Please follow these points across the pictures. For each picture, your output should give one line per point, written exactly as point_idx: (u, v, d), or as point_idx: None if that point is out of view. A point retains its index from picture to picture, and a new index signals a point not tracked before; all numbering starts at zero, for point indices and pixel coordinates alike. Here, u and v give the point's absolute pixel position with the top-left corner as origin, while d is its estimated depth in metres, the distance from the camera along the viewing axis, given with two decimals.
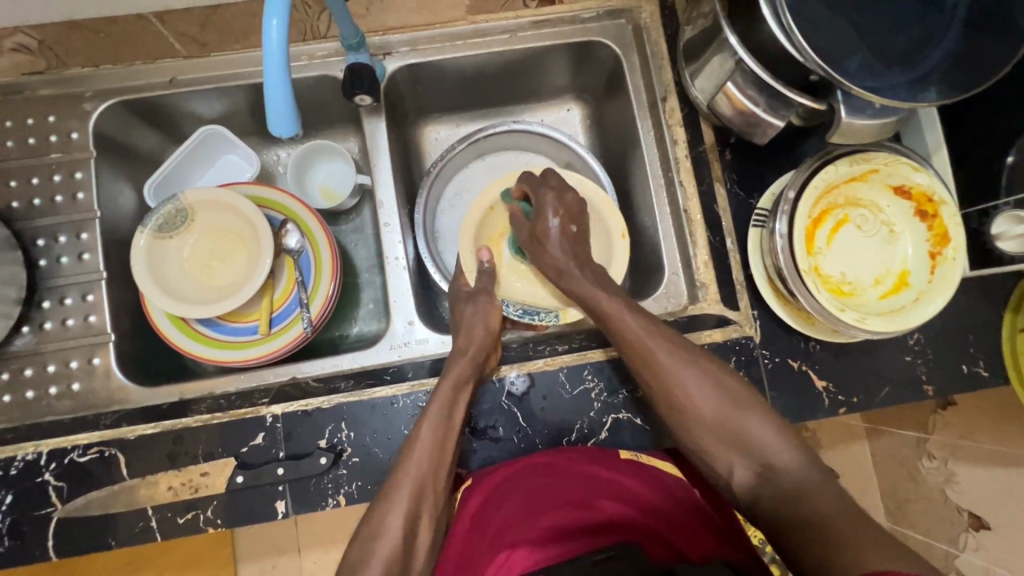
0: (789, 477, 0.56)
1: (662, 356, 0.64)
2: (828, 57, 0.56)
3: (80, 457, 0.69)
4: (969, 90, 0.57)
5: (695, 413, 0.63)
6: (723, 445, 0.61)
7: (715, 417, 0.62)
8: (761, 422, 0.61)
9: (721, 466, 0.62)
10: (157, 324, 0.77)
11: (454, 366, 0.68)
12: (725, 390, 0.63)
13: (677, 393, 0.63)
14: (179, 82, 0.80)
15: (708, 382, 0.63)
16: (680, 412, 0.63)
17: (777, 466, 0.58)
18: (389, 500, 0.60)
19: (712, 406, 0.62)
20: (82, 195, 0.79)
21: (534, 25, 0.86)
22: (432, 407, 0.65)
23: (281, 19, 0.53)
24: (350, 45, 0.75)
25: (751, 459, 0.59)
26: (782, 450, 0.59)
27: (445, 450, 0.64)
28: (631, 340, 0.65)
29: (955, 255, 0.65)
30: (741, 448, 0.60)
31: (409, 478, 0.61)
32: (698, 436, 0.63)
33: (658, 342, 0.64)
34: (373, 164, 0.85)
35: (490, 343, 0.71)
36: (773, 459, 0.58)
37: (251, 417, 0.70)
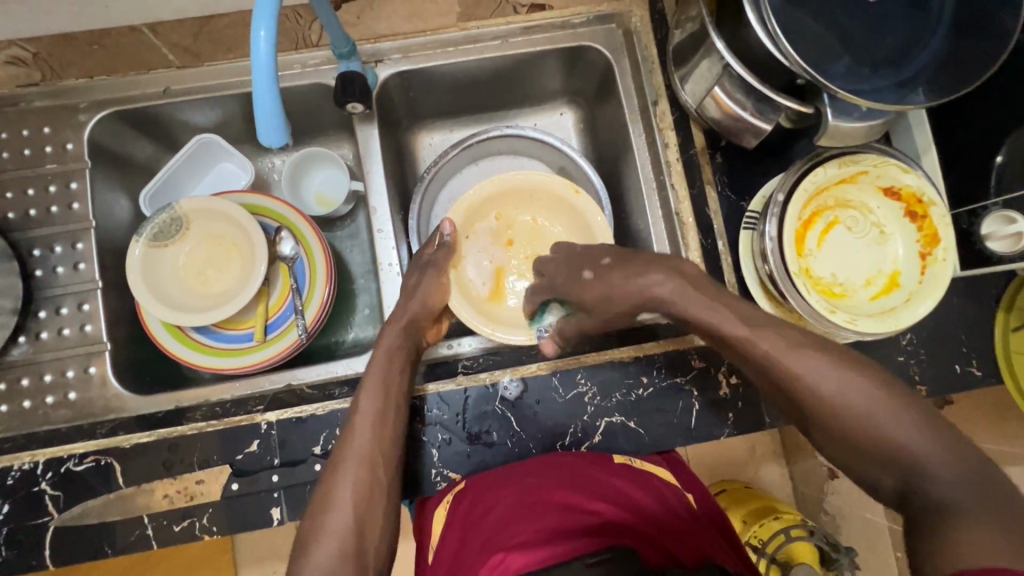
0: (941, 488, 0.47)
1: (777, 356, 0.58)
2: (814, 62, 0.56)
3: (76, 466, 0.69)
4: (954, 92, 0.57)
5: (829, 418, 0.54)
6: (868, 457, 0.52)
7: (856, 421, 0.53)
8: (914, 433, 0.50)
9: (870, 478, 0.53)
10: (154, 334, 0.78)
11: (383, 338, 0.70)
12: (866, 393, 0.53)
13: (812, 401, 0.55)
14: (172, 92, 0.81)
15: (842, 380, 0.55)
16: (807, 416, 0.56)
17: (930, 476, 0.48)
18: (337, 471, 0.61)
19: (852, 407, 0.53)
20: (78, 205, 0.79)
21: (524, 31, 0.86)
22: (370, 380, 0.67)
23: (269, 29, 0.54)
24: (341, 54, 0.75)
25: (898, 470, 0.50)
26: (939, 457, 0.48)
27: (390, 417, 0.65)
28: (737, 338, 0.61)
29: (945, 256, 0.66)
30: (883, 457, 0.51)
31: (355, 448, 0.62)
32: (838, 449, 0.54)
33: (768, 340, 0.59)
34: (366, 171, 0.85)
35: (427, 311, 0.74)
36: (928, 467, 0.48)
37: (246, 424, 0.70)
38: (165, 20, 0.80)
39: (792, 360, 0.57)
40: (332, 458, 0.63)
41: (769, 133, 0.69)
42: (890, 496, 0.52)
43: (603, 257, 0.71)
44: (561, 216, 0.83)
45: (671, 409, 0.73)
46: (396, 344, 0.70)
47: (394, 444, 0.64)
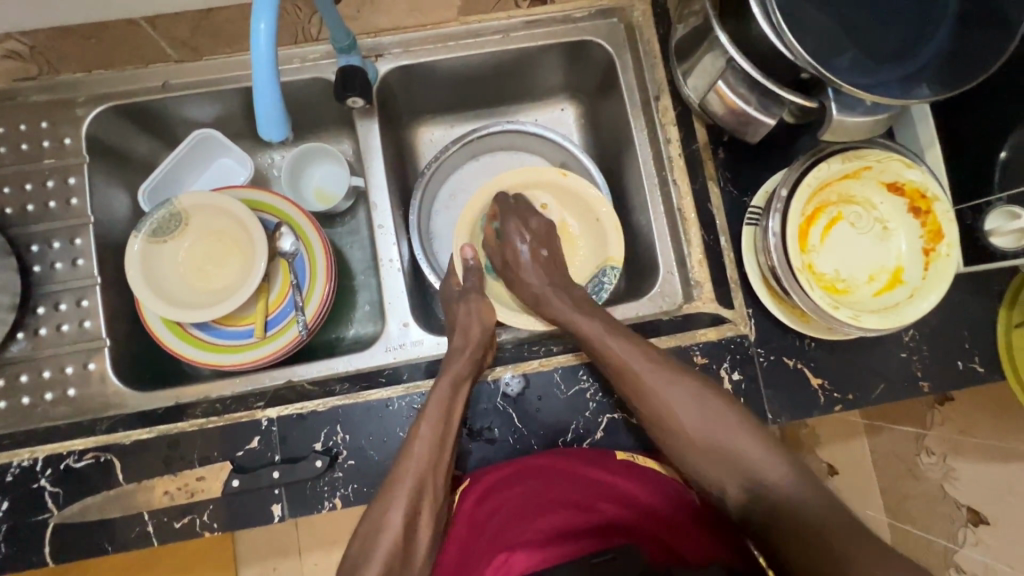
0: (780, 494, 0.58)
1: (647, 378, 0.66)
2: (817, 55, 0.56)
3: (76, 463, 0.69)
4: (960, 86, 0.56)
5: (681, 433, 0.64)
6: (717, 465, 0.62)
7: (703, 438, 0.63)
8: (748, 441, 0.62)
9: (713, 485, 0.63)
10: (165, 339, 0.77)
11: (452, 365, 0.69)
12: (709, 408, 0.64)
13: (663, 413, 0.65)
14: (171, 86, 0.81)
15: (694, 401, 0.65)
16: (670, 431, 0.65)
17: (765, 481, 0.59)
18: (389, 496, 0.61)
19: (698, 425, 0.64)
20: (76, 201, 0.79)
21: (525, 25, 0.86)
22: (432, 404, 0.67)
23: (269, 22, 0.53)
24: (341, 48, 0.75)
25: (737, 475, 0.61)
26: (771, 465, 0.60)
27: (446, 447, 0.65)
28: (618, 362, 0.66)
29: (949, 251, 0.65)
30: (728, 467, 0.62)
31: (409, 474, 0.62)
32: (687, 456, 0.64)
33: (641, 363, 0.66)
34: (367, 166, 0.85)
35: (487, 341, 0.73)
36: (764, 477, 0.60)
37: (246, 421, 0.70)
38: (161, 13, 0.78)
39: (657, 382, 0.65)
40: (387, 485, 0.63)
41: (772, 128, 0.69)
42: (733, 503, 0.61)
43: (544, 248, 0.79)
44: (568, 206, 0.84)
45: None
46: (464, 374, 0.69)
47: (442, 475, 0.64)
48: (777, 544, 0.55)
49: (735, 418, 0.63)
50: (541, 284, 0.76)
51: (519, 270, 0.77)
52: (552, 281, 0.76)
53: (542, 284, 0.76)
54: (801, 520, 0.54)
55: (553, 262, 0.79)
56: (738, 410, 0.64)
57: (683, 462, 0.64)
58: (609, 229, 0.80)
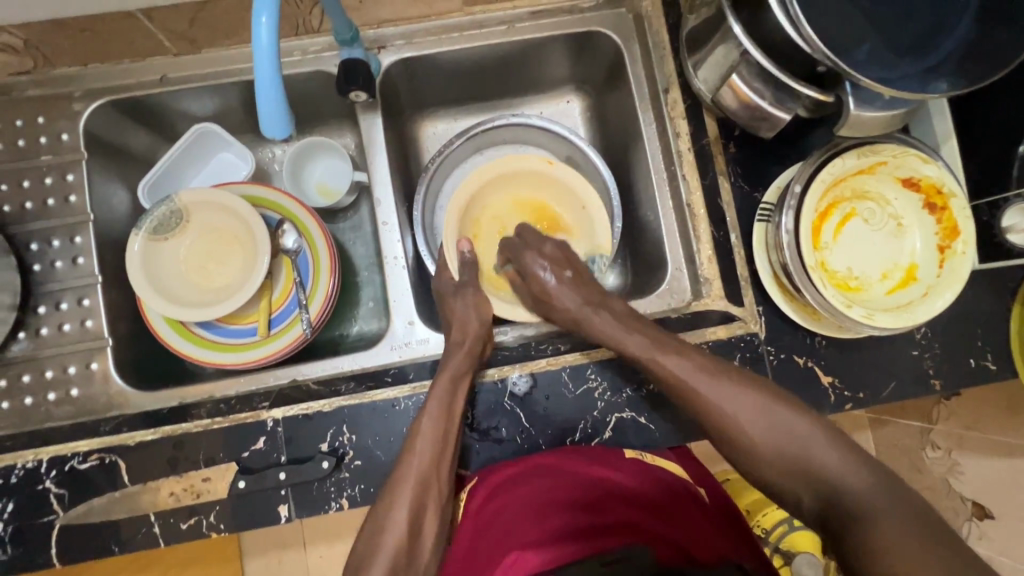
0: (860, 499, 0.53)
1: (705, 395, 0.62)
2: (836, 48, 0.54)
3: (81, 464, 0.68)
4: (983, 79, 0.55)
5: (750, 449, 0.60)
6: (792, 479, 0.58)
7: (773, 449, 0.59)
8: (824, 447, 0.57)
9: (791, 498, 0.58)
10: (170, 342, 0.77)
11: (451, 361, 0.68)
12: (776, 414, 0.60)
13: (724, 424, 0.61)
14: (170, 79, 0.79)
15: (759, 413, 0.60)
16: (743, 448, 0.60)
17: (848, 492, 0.54)
18: (393, 496, 0.61)
19: (766, 435, 0.59)
20: (75, 198, 0.77)
21: (531, 16, 0.84)
22: (432, 403, 0.65)
23: (271, 16, 0.51)
24: (343, 40, 0.72)
25: (814, 486, 0.56)
26: (848, 467, 0.55)
27: (447, 447, 0.64)
28: (673, 378, 0.64)
29: (965, 249, 0.64)
30: (804, 476, 0.57)
31: (413, 474, 0.62)
32: (758, 468, 0.60)
33: (698, 380, 0.63)
34: (370, 161, 0.83)
35: (485, 335, 0.72)
36: (848, 484, 0.54)
37: (252, 421, 0.69)
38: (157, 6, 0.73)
39: (718, 399, 0.62)
40: (390, 483, 0.62)
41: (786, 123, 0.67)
42: (813, 514, 0.57)
43: (568, 270, 0.76)
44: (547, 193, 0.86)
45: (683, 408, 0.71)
46: (459, 372, 0.67)
47: (445, 473, 0.64)
48: (846, 552, 0.52)
49: (799, 429, 0.59)
50: (580, 306, 0.73)
51: (552, 299, 0.74)
52: (591, 301, 0.73)
53: (580, 306, 0.73)
54: (864, 519, 0.52)
55: (580, 285, 0.75)
56: (809, 416, 0.60)
57: (760, 479, 0.60)
58: (597, 217, 0.83)
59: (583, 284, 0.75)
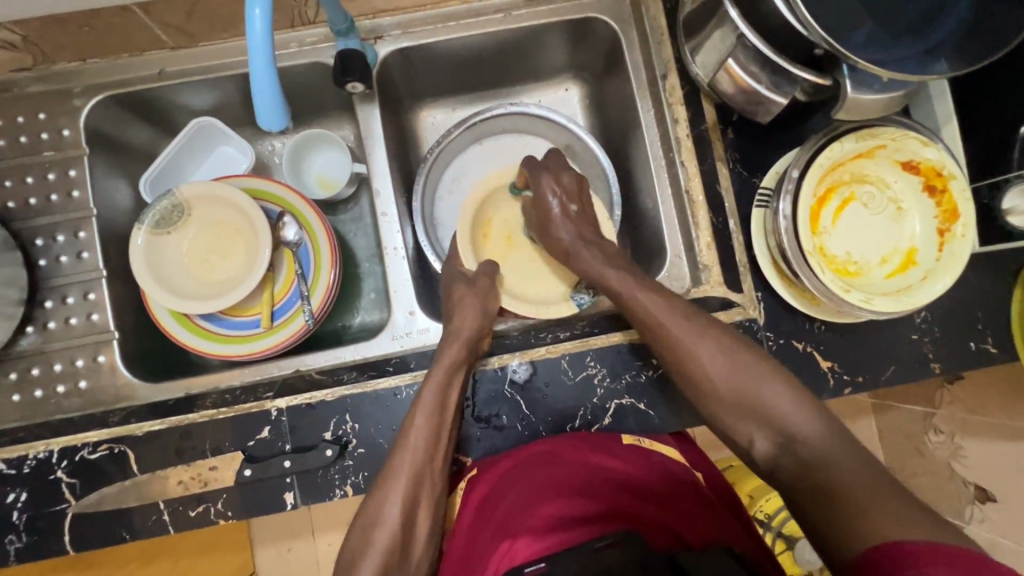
0: (809, 449, 0.54)
1: (677, 334, 0.64)
2: (833, 30, 0.53)
3: (90, 454, 0.69)
4: (986, 58, 0.54)
5: (711, 386, 0.62)
6: (740, 417, 0.60)
7: (732, 388, 0.61)
8: (778, 392, 0.59)
9: (745, 436, 0.60)
10: (176, 335, 0.79)
11: (447, 350, 0.69)
12: (741, 359, 0.62)
13: (689, 365, 0.64)
14: (168, 73, 0.79)
15: (724, 355, 0.62)
16: (693, 378, 0.64)
17: (799, 437, 0.55)
18: (385, 490, 0.62)
19: (727, 375, 0.61)
20: (78, 193, 0.78)
21: (528, 3, 0.83)
22: (428, 388, 0.66)
23: (264, 8, 0.51)
24: (339, 31, 0.72)
25: (767, 428, 0.58)
26: (802, 417, 0.56)
27: (443, 434, 0.65)
28: (647, 317, 0.66)
29: (964, 232, 0.64)
30: (759, 417, 0.59)
31: (406, 467, 0.62)
32: (716, 408, 0.62)
33: (671, 319, 0.65)
34: (368, 151, 0.83)
35: (485, 325, 0.73)
36: (794, 427, 0.56)
37: (256, 411, 0.70)
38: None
39: (692, 341, 0.64)
40: (383, 476, 0.63)
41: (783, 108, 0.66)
42: (763, 455, 0.58)
43: (574, 203, 0.77)
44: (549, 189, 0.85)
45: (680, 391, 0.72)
46: (452, 367, 0.68)
47: (439, 465, 0.65)
48: (809, 496, 0.51)
49: (746, 373, 0.61)
50: (575, 238, 0.75)
51: (551, 226, 0.76)
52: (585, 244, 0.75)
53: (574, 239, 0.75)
54: (833, 477, 0.50)
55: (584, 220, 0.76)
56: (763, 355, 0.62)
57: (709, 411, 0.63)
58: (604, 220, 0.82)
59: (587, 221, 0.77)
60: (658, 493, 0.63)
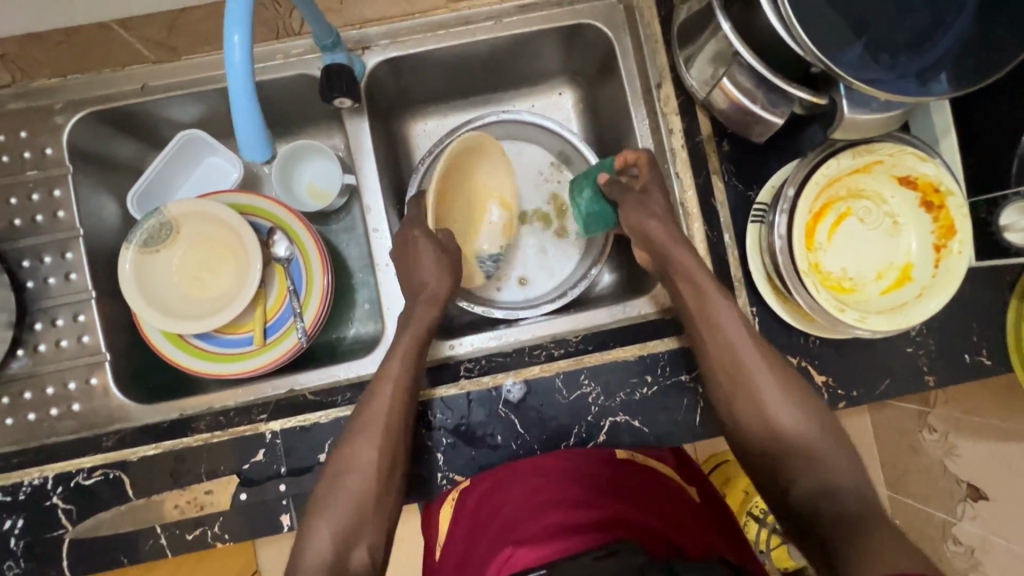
0: (848, 500, 0.53)
1: (748, 357, 0.64)
2: (829, 51, 0.52)
3: (86, 480, 0.69)
4: (983, 79, 0.53)
5: (769, 417, 0.61)
6: (790, 456, 0.59)
7: (790, 427, 0.60)
8: (825, 442, 0.59)
9: (784, 477, 0.58)
10: (170, 356, 0.78)
11: (419, 311, 0.72)
12: (797, 401, 0.62)
13: (751, 388, 0.63)
14: (151, 88, 0.77)
15: (786, 393, 0.62)
16: (739, 366, 0.64)
17: (839, 489, 0.54)
18: (356, 438, 0.64)
19: (786, 414, 0.61)
20: (63, 213, 0.77)
21: (519, 10, 0.82)
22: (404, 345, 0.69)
23: (244, 34, 0.49)
24: (325, 46, 0.70)
25: (810, 473, 0.57)
26: (845, 472, 0.56)
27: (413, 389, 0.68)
28: (721, 329, 0.65)
29: (961, 248, 0.64)
30: (805, 462, 0.58)
31: (377, 424, 0.64)
32: (763, 444, 0.61)
33: (749, 341, 0.65)
34: (358, 166, 0.82)
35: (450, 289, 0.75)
36: (839, 481, 0.55)
37: (251, 434, 0.70)
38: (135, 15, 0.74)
39: (761, 369, 0.64)
40: (353, 426, 0.65)
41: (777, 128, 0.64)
42: (795, 501, 0.56)
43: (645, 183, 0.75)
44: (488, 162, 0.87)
45: (675, 408, 0.72)
46: (413, 346, 0.70)
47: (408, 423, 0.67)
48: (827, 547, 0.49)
49: (787, 394, 0.62)
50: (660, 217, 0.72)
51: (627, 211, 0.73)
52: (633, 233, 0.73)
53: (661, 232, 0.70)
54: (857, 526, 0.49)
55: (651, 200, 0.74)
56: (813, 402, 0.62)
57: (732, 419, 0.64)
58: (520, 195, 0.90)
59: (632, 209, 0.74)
60: (659, 509, 0.63)
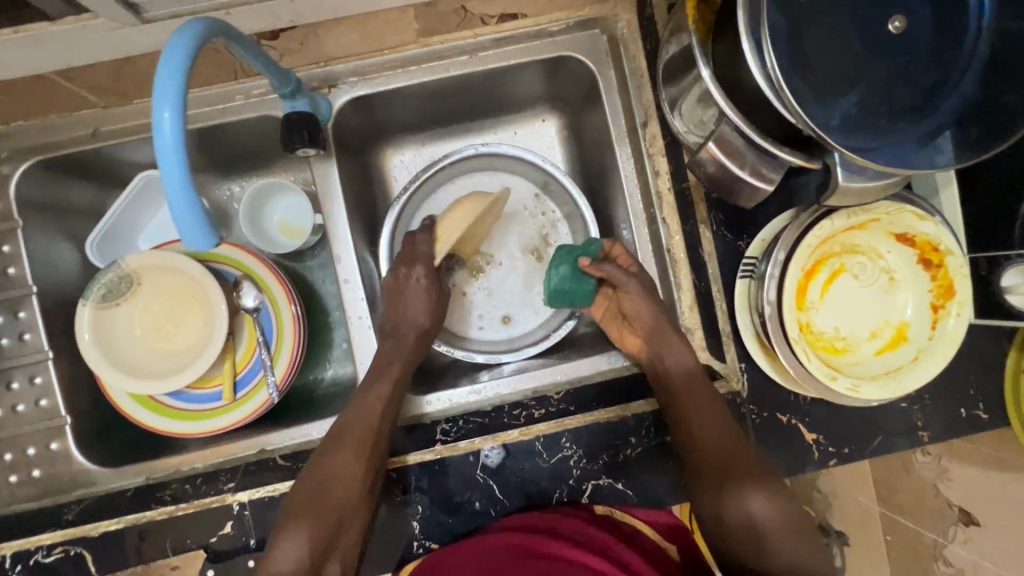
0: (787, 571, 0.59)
1: (715, 422, 0.66)
2: (820, 119, 0.49)
3: (45, 557, 0.67)
4: (981, 152, 0.51)
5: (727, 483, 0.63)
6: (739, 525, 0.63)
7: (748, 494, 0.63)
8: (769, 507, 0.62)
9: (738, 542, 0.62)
10: (136, 417, 0.75)
11: (405, 337, 0.74)
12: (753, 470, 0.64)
13: (711, 450, 0.64)
14: (103, 133, 0.73)
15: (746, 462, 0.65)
16: (708, 408, 0.66)
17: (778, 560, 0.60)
18: (338, 451, 0.65)
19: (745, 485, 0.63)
20: (15, 269, 0.73)
21: (496, 43, 0.76)
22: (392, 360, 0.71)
23: (174, 110, 0.43)
24: (284, 94, 0.65)
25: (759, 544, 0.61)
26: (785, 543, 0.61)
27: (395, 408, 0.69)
28: (693, 390, 0.67)
29: (959, 311, 0.60)
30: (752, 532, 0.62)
31: (359, 440, 0.65)
32: (718, 509, 0.64)
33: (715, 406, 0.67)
34: (327, 212, 0.77)
35: (435, 313, 0.77)
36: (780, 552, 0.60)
37: (217, 506, 0.68)
38: (75, 65, 0.65)
39: (726, 433, 0.65)
40: (336, 437, 0.66)
41: (767, 194, 0.60)
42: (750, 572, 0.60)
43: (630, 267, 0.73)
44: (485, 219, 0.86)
45: (660, 469, 0.69)
46: (403, 370, 0.71)
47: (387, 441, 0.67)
48: None
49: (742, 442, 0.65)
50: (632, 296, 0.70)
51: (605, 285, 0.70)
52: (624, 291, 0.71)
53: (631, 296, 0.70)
54: None
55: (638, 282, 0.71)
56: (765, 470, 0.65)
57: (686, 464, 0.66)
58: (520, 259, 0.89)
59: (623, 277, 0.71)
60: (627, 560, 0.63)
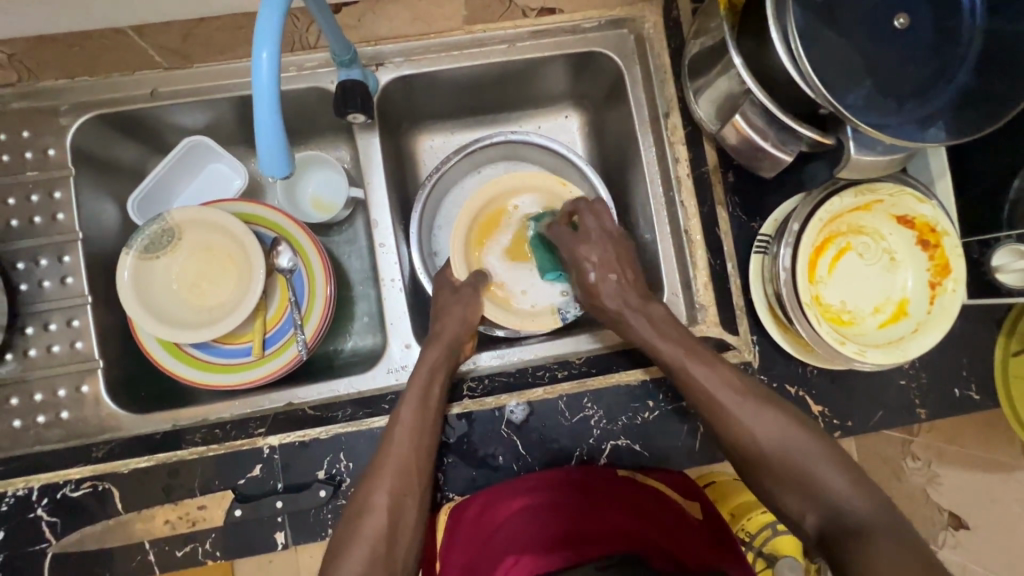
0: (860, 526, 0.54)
1: (761, 431, 0.62)
2: (837, 94, 0.55)
3: (73, 492, 0.68)
4: (979, 131, 0.56)
5: (791, 472, 0.60)
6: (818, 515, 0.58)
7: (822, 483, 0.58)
8: (833, 477, 0.58)
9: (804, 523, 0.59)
10: (165, 364, 0.76)
11: (429, 352, 0.71)
12: (827, 465, 0.59)
13: (762, 453, 0.61)
14: (161, 94, 0.76)
15: (816, 459, 0.60)
16: (747, 429, 0.63)
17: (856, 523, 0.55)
18: (373, 481, 0.63)
19: (825, 481, 0.58)
20: (63, 216, 0.76)
21: (533, 35, 0.82)
22: (414, 386, 0.68)
23: (272, 52, 0.48)
24: (341, 61, 0.71)
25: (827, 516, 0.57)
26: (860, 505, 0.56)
27: (429, 419, 0.67)
28: (728, 407, 0.64)
29: (955, 287, 0.66)
30: (806, 498, 0.58)
31: (389, 468, 0.63)
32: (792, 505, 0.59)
33: (760, 414, 0.63)
34: (367, 181, 0.82)
35: (467, 330, 0.74)
36: (848, 506, 0.56)
37: (247, 449, 0.69)
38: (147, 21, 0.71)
39: (777, 440, 0.62)
40: (370, 471, 0.64)
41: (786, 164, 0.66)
42: (811, 530, 0.58)
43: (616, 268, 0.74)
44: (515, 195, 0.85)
45: (674, 433, 0.73)
46: (429, 374, 0.69)
47: (424, 451, 0.65)
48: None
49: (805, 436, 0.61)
50: (627, 294, 0.72)
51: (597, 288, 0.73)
52: (637, 294, 0.72)
53: (627, 297, 0.72)
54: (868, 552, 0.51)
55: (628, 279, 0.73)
56: (840, 468, 0.59)
57: (779, 498, 0.61)
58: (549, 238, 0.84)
59: (630, 284, 0.73)
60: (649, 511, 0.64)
